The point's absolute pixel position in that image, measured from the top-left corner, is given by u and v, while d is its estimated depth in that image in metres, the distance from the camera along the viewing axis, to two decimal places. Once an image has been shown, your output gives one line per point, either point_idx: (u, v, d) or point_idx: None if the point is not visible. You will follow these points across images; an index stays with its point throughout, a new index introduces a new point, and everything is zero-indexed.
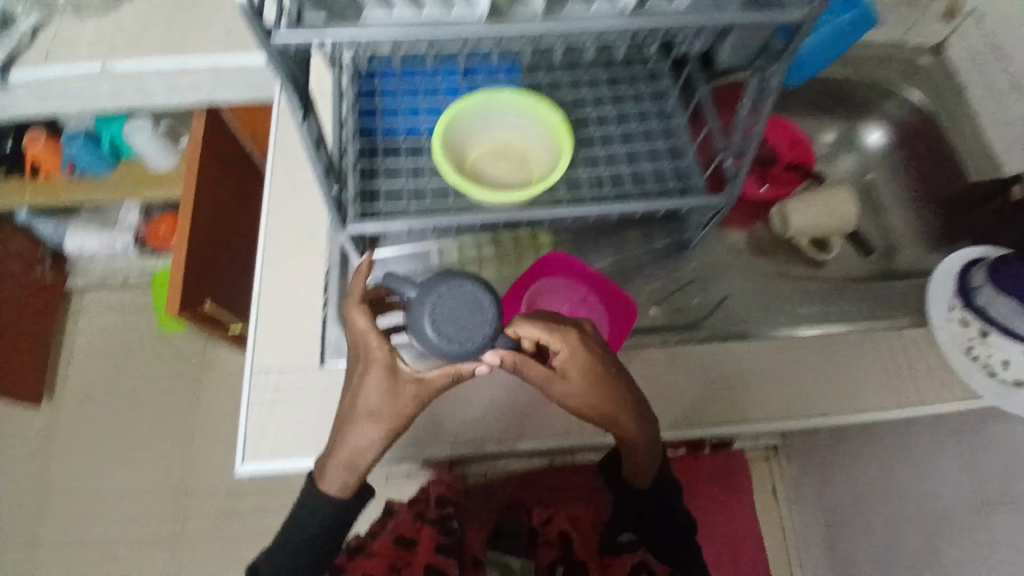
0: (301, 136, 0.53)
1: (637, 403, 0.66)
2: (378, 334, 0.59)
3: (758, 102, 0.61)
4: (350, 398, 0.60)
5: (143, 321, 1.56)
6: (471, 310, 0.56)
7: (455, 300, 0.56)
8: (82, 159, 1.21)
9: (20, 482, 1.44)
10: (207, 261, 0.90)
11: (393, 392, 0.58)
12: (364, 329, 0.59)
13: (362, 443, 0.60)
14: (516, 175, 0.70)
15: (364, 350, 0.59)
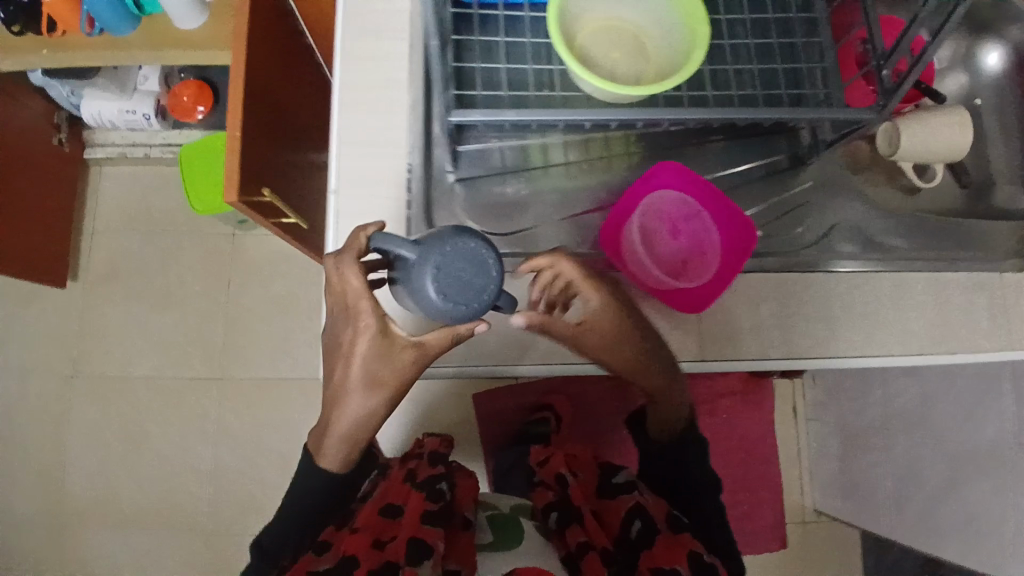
0: None
1: (656, 357, 0.65)
2: (369, 296, 0.59)
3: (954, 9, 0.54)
4: (342, 366, 0.63)
5: (167, 199, 1.49)
6: (476, 270, 0.52)
7: (458, 262, 0.52)
8: (103, 15, 1.07)
9: (55, 357, 1.45)
10: (260, 143, 0.80)
11: (388, 356, 0.61)
12: (356, 289, 0.59)
13: (358, 409, 0.64)
14: (631, 65, 0.61)
15: (354, 314, 0.59)
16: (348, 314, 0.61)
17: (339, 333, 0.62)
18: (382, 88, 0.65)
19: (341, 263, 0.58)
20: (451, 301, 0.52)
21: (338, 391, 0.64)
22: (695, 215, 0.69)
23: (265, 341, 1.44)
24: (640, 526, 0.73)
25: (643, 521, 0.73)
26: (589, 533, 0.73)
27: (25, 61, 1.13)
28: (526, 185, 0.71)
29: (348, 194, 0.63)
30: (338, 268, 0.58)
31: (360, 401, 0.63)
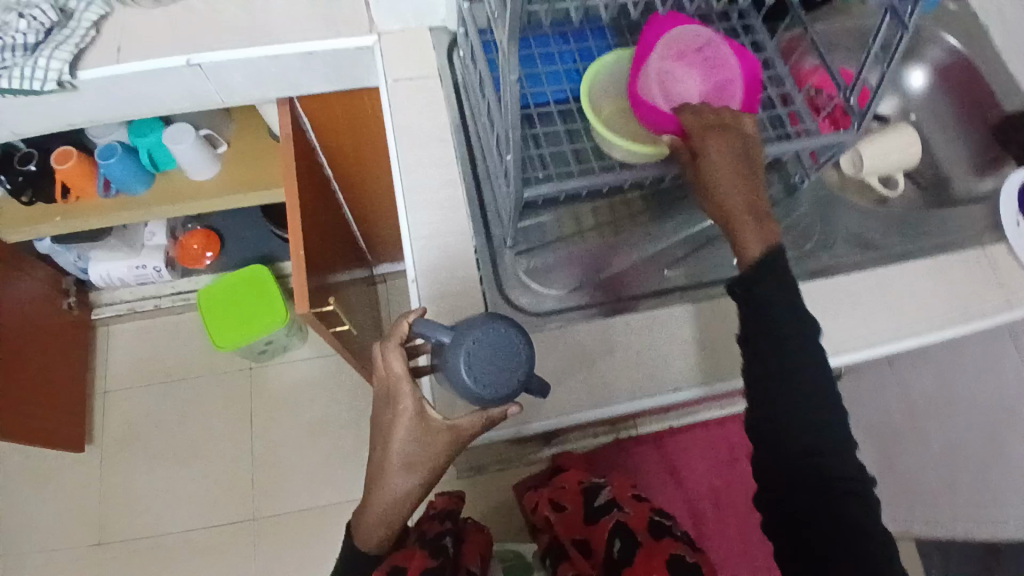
0: (512, 96, 0.51)
1: (744, 191, 0.62)
2: (409, 380, 0.67)
3: (891, 40, 0.66)
4: (379, 448, 0.69)
5: (178, 345, 1.51)
6: (506, 358, 0.61)
7: (488, 350, 0.61)
8: (117, 176, 1.15)
9: (77, 532, 1.37)
10: (316, 257, 0.87)
11: (424, 437, 0.67)
12: (399, 374, 0.67)
13: (398, 490, 0.69)
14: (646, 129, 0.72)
15: (395, 396, 0.67)
16: (388, 397, 0.69)
17: (381, 416, 0.69)
18: (440, 187, 0.74)
19: (387, 349, 0.68)
20: (480, 385, 0.61)
21: (378, 471, 0.70)
22: (698, 58, 0.69)
23: (299, 471, 1.42)
24: (619, 542, 0.93)
25: (621, 537, 0.94)
26: (577, 567, 0.95)
27: (32, 229, 1.18)
28: (575, 246, 0.78)
29: (427, 280, 0.70)
30: (384, 353, 0.68)
31: (397, 480, 0.69)
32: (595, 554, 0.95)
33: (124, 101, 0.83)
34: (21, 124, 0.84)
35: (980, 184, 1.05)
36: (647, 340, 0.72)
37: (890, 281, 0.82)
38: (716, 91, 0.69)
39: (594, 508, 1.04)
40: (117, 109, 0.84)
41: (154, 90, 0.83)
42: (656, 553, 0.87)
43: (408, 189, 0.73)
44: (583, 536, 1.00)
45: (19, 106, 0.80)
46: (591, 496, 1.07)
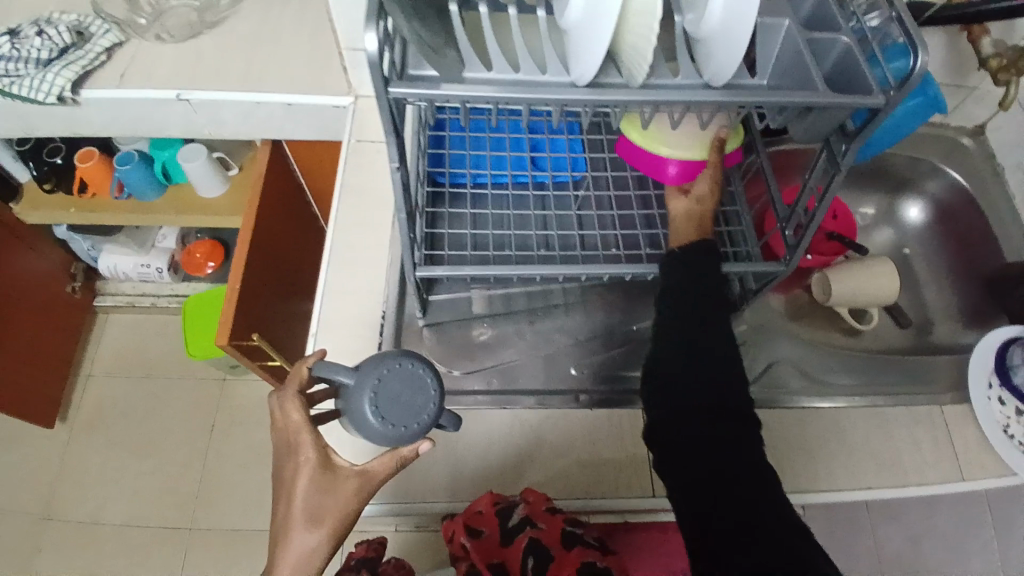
0: (393, 182, 0.53)
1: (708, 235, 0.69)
2: (311, 428, 0.54)
3: (827, 177, 0.64)
4: (280, 508, 0.53)
5: (167, 343, 1.60)
6: (417, 390, 0.54)
7: (398, 382, 0.54)
8: (132, 183, 1.21)
9: (27, 504, 1.43)
10: (257, 290, 0.91)
11: (329, 488, 0.53)
12: (298, 422, 0.54)
13: (299, 555, 0.52)
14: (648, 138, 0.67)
15: (294, 448, 0.53)
16: (288, 451, 0.54)
17: (280, 475, 0.54)
18: (367, 248, 0.78)
19: (284, 398, 0.55)
20: (392, 425, 0.53)
21: (277, 536, 0.52)
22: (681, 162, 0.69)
23: (242, 491, 1.44)
24: (535, 563, 0.58)
25: (538, 556, 0.58)
26: None
27: (52, 215, 1.25)
28: (492, 328, 0.79)
29: (327, 335, 0.72)
30: (280, 403, 0.55)
31: (299, 543, 0.52)
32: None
33: (121, 121, 0.89)
34: (30, 127, 0.91)
35: (966, 334, 0.98)
36: (532, 434, 0.73)
37: (827, 425, 0.76)
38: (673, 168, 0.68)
39: (507, 529, 0.61)
40: (114, 127, 0.91)
41: (147, 115, 0.88)
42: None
43: (338, 247, 0.78)
44: (499, 559, 0.60)
45: (26, 110, 0.87)
46: (506, 511, 0.63)
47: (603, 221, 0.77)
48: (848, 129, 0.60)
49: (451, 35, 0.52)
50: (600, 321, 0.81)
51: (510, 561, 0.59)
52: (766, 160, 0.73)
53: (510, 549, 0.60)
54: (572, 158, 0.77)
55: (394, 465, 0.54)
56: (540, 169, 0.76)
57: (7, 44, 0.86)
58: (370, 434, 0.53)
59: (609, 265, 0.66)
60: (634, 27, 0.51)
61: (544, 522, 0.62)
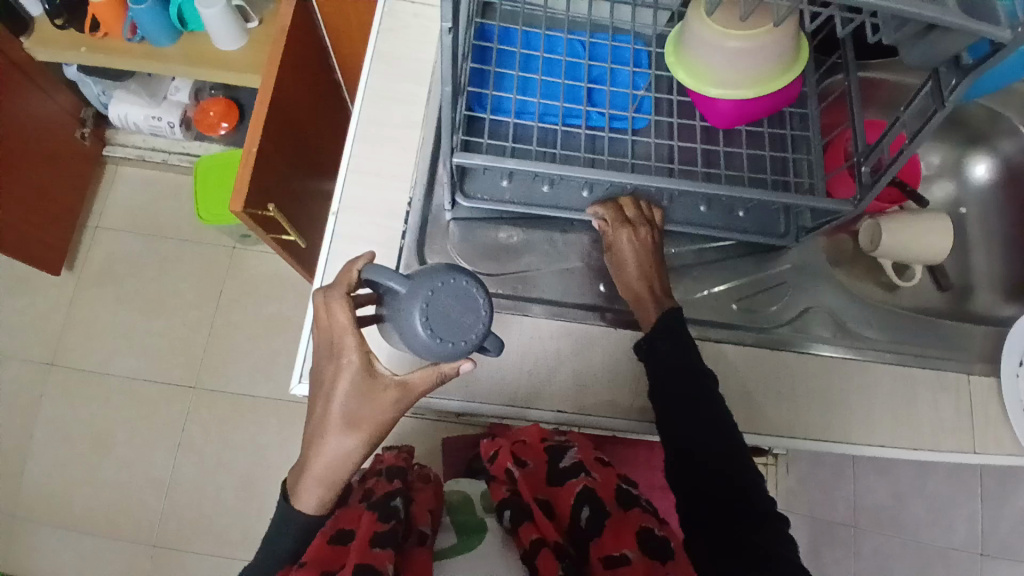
0: (444, 48, 0.47)
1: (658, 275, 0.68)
2: (355, 331, 0.54)
3: (920, 115, 0.57)
4: (318, 410, 0.57)
5: (176, 205, 1.56)
6: (467, 307, 0.52)
7: (449, 297, 0.51)
8: (146, 25, 1.12)
9: (36, 345, 1.46)
10: (275, 160, 0.85)
11: (369, 395, 0.55)
12: (344, 325, 0.54)
13: (336, 452, 0.57)
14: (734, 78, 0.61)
15: (338, 349, 0.55)
16: (331, 351, 0.56)
17: (321, 374, 0.57)
18: (398, 125, 0.71)
19: (331, 299, 0.55)
20: (438, 340, 0.50)
21: (315, 432, 0.57)
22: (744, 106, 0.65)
23: (245, 362, 1.45)
24: (590, 514, 0.64)
25: (592, 508, 0.64)
26: (543, 532, 0.63)
27: (63, 55, 1.16)
28: (519, 231, 0.73)
29: (349, 218, 0.69)
30: (326, 303, 0.55)
31: (329, 438, 0.56)
32: (560, 522, 0.66)
33: None
34: None
35: (1005, 306, 0.93)
36: (549, 347, 0.69)
37: (851, 382, 0.73)
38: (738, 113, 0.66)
39: (559, 470, 0.71)
40: None
41: None
42: (628, 536, 0.60)
43: (364, 121, 0.71)
44: (545, 495, 0.69)
45: None
46: (557, 452, 0.73)
47: (660, 128, 0.70)
48: (962, 63, 0.53)
49: None
50: None
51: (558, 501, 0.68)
52: (855, 85, 0.65)
53: (563, 492, 0.68)
54: (636, 52, 0.69)
55: (433, 379, 0.55)
56: (599, 61, 0.69)
57: None
58: (417, 346, 0.51)
59: (664, 177, 0.60)
60: None
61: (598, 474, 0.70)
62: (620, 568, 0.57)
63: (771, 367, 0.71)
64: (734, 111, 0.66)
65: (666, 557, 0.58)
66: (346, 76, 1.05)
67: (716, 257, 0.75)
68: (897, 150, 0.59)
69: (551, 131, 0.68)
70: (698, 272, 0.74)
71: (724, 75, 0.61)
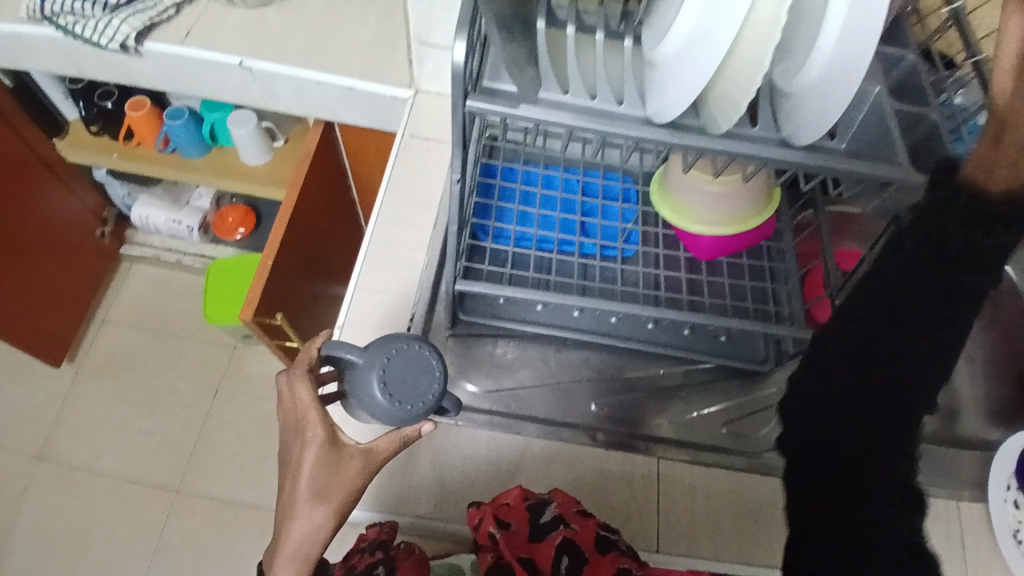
0: (452, 191, 0.53)
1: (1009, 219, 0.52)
2: (319, 407, 0.57)
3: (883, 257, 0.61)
4: (286, 490, 0.56)
5: (182, 302, 1.60)
6: (421, 370, 0.59)
7: (406, 363, 0.59)
8: (178, 138, 1.21)
9: (23, 438, 1.44)
10: (288, 272, 0.91)
11: (336, 469, 0.56)
12: (307, 400, 0.57)
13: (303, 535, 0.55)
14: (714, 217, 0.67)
15: (303, 425, 0.57)
16: (297, 429, 0.58)
17: (288, 453, 0.58)
18: (404, 246, 0.77)
19: (293, 377, 0.59)
20: (399, 405, 0.57)
21: (283, 514, 0.56)
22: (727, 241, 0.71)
23: (233, 461, 1.43)
24: (569, 563, 0.59)
25: (572, 556, 0.59)
26: None
27: (92, 157, 1.26)
28: (514, 347, 0.76)
29: (351, 331, 0.72)
30: (290, 382, 0.59)
31: (305, 521, 0.55)
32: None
33: (182, 79, 0.90)
34: (84, 68, 0.91)
35: None
36: (538, 465, 0.70)
37: None
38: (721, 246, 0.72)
39: (539, 526, 0.61)
40: (174, 85, 0.91)
41: (204, 77, 0.88)
42: None
43: (373, 241, 0.77)
44: (526, 553, 0.60)
45: (87, 53, 0.88)
46: (537, 508, 0.63)
47: (648, 258, 0.76)
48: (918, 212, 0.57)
49: (533, 53, 0.51)
50: (622, 358, 0.77)
51: (540, 557, 0.60)
52: (825, 225, 0.71)
53: (541, 546, 0.60)
54: (625, 189, 0.77)
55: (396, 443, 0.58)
56: (591, 196, 0.76)
57: None
58: (381, 410, 0.57)
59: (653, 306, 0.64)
60: (731, 75, 0.47)
61: (576, 522, 0.62)
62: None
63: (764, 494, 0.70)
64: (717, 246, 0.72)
65: None
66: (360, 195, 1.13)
67: (704, 379, 0.77)
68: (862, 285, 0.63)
69: (547, 258, 0.74)
70: (686, 393, 0.76)
71: (701, 211, 0.68)
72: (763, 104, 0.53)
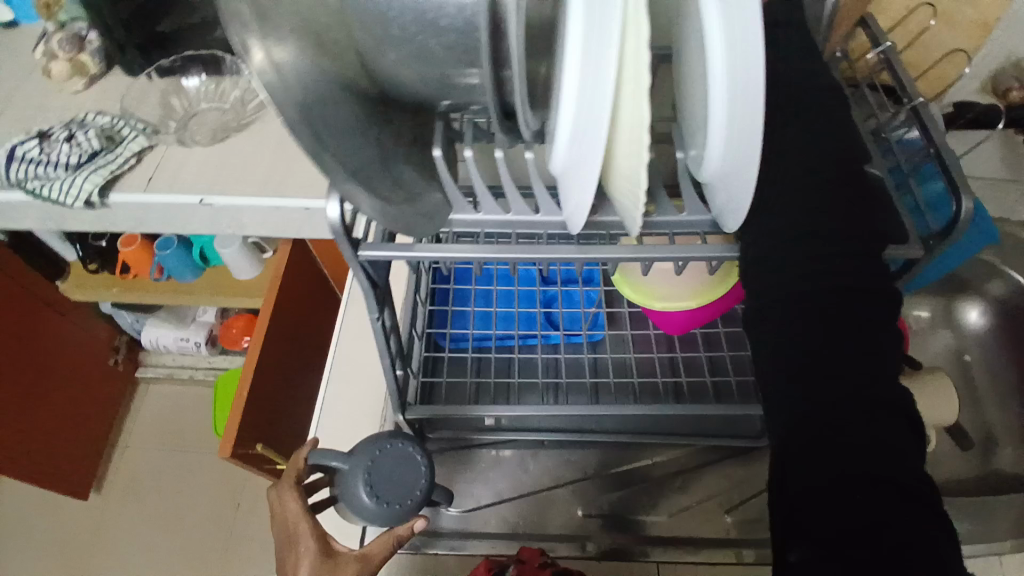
0: (375, 329, 0.51)
1: None
2: (308, 516, 0.55)
3: None
4: None
5: (198, 414, 1.62)
6: (407, 466, 0.58)
7: (390, 460, 0.58)
8: (171, 266, 1.24)
9: (57, 574, 1.45)
10: (266, 394, 0.90)
11: (331, 575, 0.53)
12: (296, 511, 0.55)
13: None
14: (676, 295, 0.64)
15: (293, 538, 0.55)
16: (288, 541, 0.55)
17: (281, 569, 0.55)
18: (368, 363, 0.75)
19: (281, 491, 0.57)
20: (386, 501, 0.56)
21: None
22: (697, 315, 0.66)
23: (259, 574, 1.41)
24: None
25: None
26: None
27: (95, 294, 1.29)
28: (497, 453, 0.72)
29: None
30: (279, 496, 0.57)
31: None
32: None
33: (148, 220, 0.92)
34: (62, 223, 0.94)
35: None
36: None
37: None
38: (691, 321, 0.68)
39: None
40: (143, 226, 0.93)
41: (168, 217, 0.90)
42: None
43: (338, 360, 0.76)
44: None
45: (61, 211, 0.91)
46: (501, 573, 0.58)
47: (618, 341, 0.72)
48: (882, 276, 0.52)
49: (434, 176, 0.49)
50: (610, 452, 0.72)
51: None
52: None
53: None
54: (586, 270, 0.74)
55: (390, 546, 0.56)
56: (551, 283, 0.74)
57: (33, 145, 0.88)
58: (370, 515, 0.56)
59: (612, 405, 0.62)
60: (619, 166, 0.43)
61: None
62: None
63: None
64: (686, 321, 0.67)
65: None
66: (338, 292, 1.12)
67: (700, 462, 0.71)
68: None
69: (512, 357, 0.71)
70: (683, 481, 0.70)
71: (660, 287, 0.64)
72: (687, 192, 0.49)
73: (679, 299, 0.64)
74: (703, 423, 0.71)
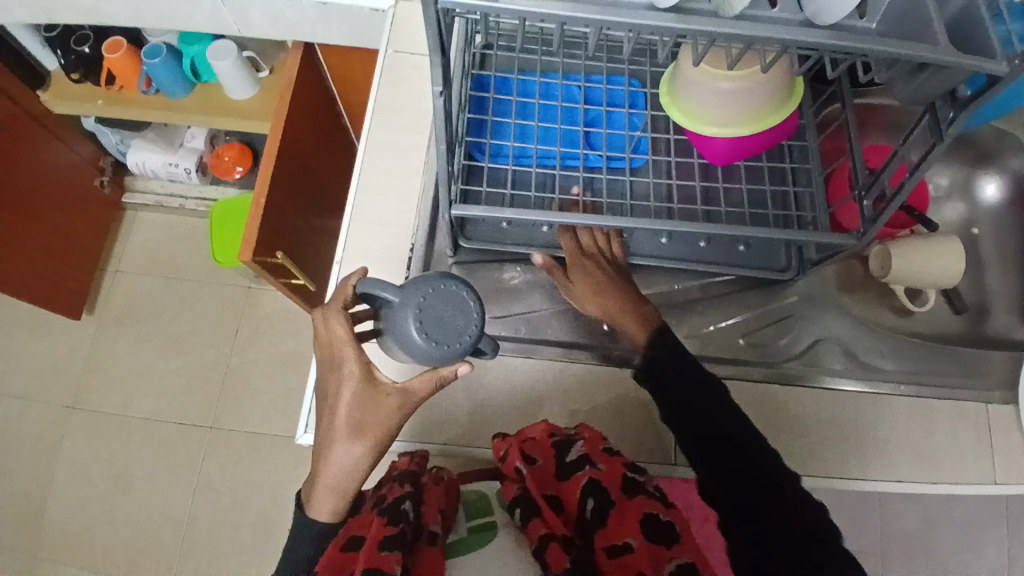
0: (436, 108, 0.48)
1: None
2: (353, 343, 0.55)
3: (896, 164, 0.58)
4: (325, 421, 0.56)
5: (191, 246, 1.60)
6: (459, 311, 0.52)
7: (441, 302, 0.51)
8: (160, 78, 1.14)
9: (60, 388, 1.49)
10: (284, 206, 0.88)
11: (371, 402, 0.55)
12: (342, 337, 0.55)
13: (344, 462, 0.56)
14: (727, 121, 0.61)
15: (339, 361, 0.55)
16: (333, 362, 0.56)
17: (325, 385, 0.57)
18: (398, 175, 0.74)
19: (328, 314, 0.56)
20: (434, 343, 0.50)
21: (324, 441, 0.56)
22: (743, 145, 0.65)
23: (260, 399, 1.47)
24: (595, 506, 0.57)
25: (598, 499, 0.57)
26: (550, 528, 0.57)
27: (83, 107, 1.20)
28: (523, 274, 0.76)
29: (353, 264, 0.70)
30: (325, 319, 0.56)
31: (344, 451, 0.56)
32: (567, 513, 0.59)
33: (145, 10, 0.83)
34: (47, 10, 0.85)
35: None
36: (545, 387, 0.71)
37: (864, 411, 0.69)
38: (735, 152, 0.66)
39: (564, 463, 0.61)
40: (139, 18, 0.84)
41: (169, 7, 0.81)
42: (633, 523, 0.54)
43: (367, 169, 0.74)
44: (554, 491, 0.61)
45: None
46: (563, 444, 0.62)
47: (658, 169, 0.72)
48: (957, 96, 0.51)
49: None
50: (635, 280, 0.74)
51: (566, 494, 0.60)
52: (852, 117, 0.65)
53: (568, 484, 0.60)
54: (631, 93, 0.71)
55: (432, 383, 0.54)
56: (595, 104, 0.70)
57: None
58: (413, 351, 0.51)
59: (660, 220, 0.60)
60: None
61: (604, 461, 0.59)
62: (625, 558, 0.51)
63: (781, 406, 0.69)
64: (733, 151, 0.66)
65: (672, 540, 0.52)
66: (345, 109, 1.06)
67: (720, 291, 0.74)
68: (889, 194, 0.59)
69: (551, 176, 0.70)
70: (703, 306, 0.74)
71: (714, 112, 0.61)
72: None
73: (733, 126, 0.62)
74: (728, 254, 0.73)
